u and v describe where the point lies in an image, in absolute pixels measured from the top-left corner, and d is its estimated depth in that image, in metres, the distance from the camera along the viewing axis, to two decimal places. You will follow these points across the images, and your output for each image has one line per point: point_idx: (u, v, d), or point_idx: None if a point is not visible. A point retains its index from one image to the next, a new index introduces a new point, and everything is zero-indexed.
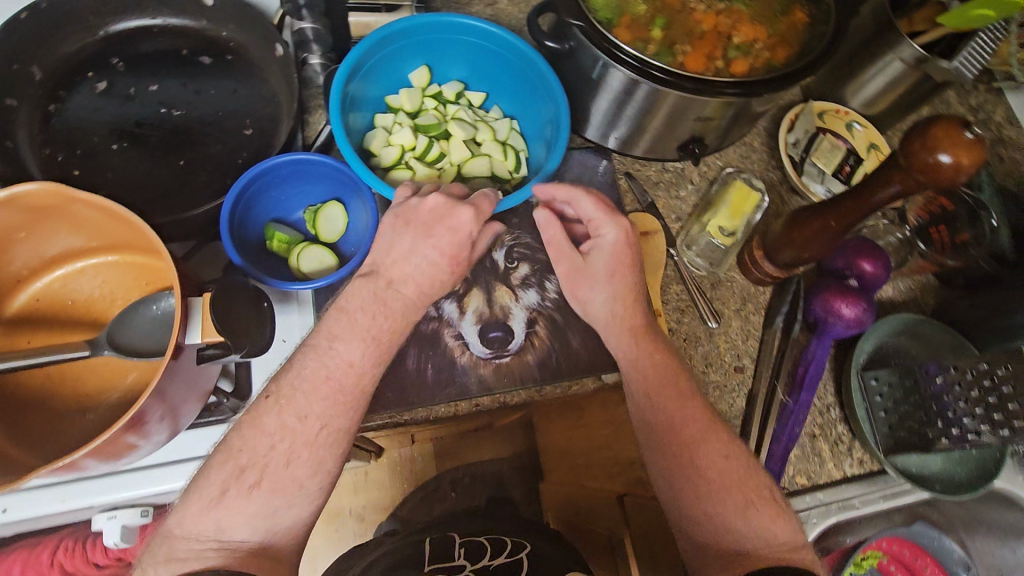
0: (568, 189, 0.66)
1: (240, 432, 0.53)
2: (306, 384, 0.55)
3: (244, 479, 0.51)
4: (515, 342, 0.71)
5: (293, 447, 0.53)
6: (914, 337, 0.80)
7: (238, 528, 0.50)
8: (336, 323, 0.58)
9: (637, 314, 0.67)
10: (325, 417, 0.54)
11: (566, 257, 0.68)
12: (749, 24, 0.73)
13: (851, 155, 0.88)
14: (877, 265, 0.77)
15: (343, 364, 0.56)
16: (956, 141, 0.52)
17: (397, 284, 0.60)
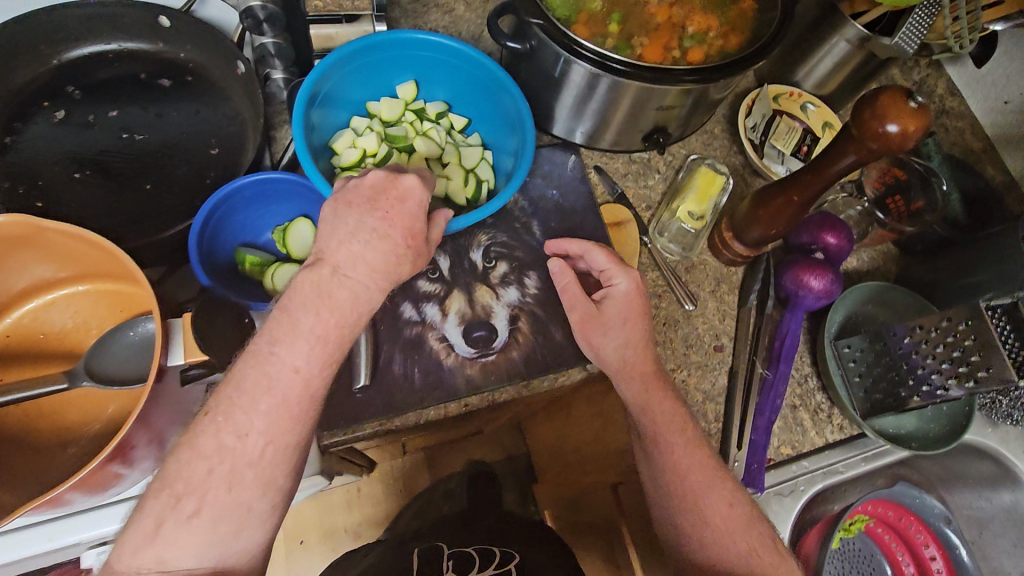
0: (581, 245, 0.70)
1: (178, 456, 0.50)
2: (245, 398, 0.51)
3: (182, 508, 0.49)
4: (500, 339, 0.72)
5: (234, 468, 0.50)
6: (881, 305, 0.83)
7: (185, 558, 0.48)
8: (277, 328, 0.54)
9: (648, 361, 0.69)
10: (267, 433, 0.51)
11: (581, 305, 0.68)
12: (701, 14, 0.75)
13: (807, 134, 0.92)
14: (841, 239, 0.81)
15: (289, 372, 0.52)
16: (901, 108, 0.55)
17: (344, 269, 0.56)
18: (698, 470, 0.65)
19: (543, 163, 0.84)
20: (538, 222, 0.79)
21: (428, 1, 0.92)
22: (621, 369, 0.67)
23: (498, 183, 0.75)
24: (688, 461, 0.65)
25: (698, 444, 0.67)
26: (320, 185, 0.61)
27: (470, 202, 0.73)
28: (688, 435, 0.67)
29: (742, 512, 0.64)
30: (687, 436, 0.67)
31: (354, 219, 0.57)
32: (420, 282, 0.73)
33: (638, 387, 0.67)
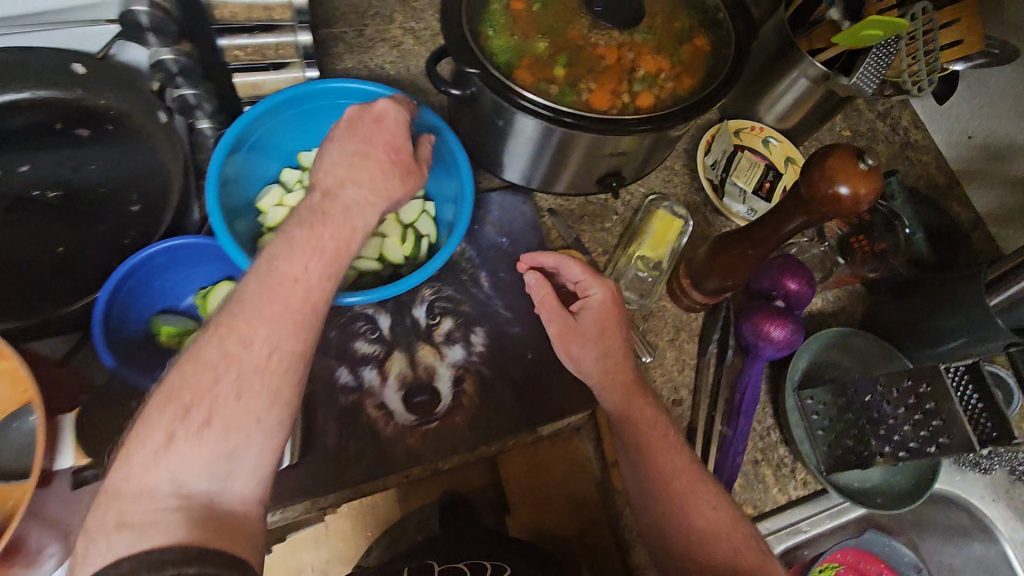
0: (556, 258, 0.70)
1: (178, 372, 0.47)
2: (248, 306, 0.49)
3: (191, 418, 0.46)
4: (443, 404, 0.68)
5: (240, 375, 0.48)
6: (845, 349, 0.80)
7: (196, 477, 0.45)
8: (276, 245, 0.53)
9: (627, 369, 0.67)
10: (272, 342, 0.49)
11: (558, 318, 0.68)
12: (652, 55, 0.72)
13: (769, 170, 0.88)
14: (802, 283, 0.77)
15: (289, 280, 0.51)
16: (852, 170, 0.52)
17: (334, 192, 0.56)
18: (683, 474, 0.61)
19: (493, 208, 0.80)
20: (486, 273, 0.76)
21: (373, 35, 0.87)
22: (599, 378, 0.67)
23: (440, 237, 0.72)
24: (665, 461, 0.62)
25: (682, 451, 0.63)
26: (233, 254, 0.57)
27: (408, 259, 0.70)
28: (670, 439, 0.64)
29: (727, 513, 0.60)
30: (668, 439, 0.64)
31: (334, 149, 0.58)
32: (358, 343, 0.68)
33: (617, 397, 0.65)
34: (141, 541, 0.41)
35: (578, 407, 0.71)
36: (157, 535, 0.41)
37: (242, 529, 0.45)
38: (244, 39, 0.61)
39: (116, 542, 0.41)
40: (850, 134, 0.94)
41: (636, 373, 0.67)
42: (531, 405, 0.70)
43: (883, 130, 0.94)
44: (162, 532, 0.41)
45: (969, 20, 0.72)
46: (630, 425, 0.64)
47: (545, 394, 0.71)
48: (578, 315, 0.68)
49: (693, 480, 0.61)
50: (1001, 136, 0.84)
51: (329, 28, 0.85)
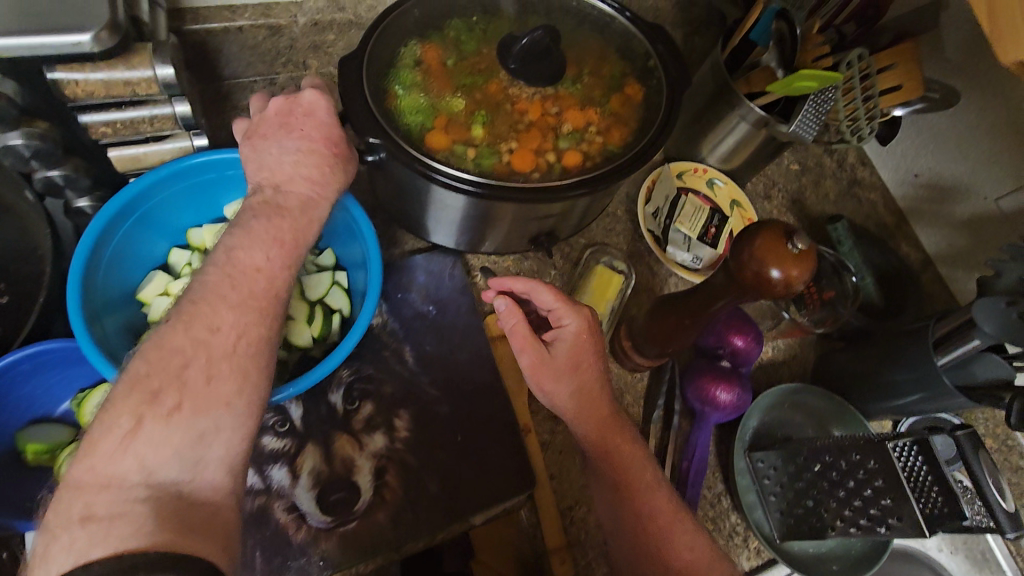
0: (526, 283, 0.63)
1: (142, 358, 0.43)
2: (213, 293, 0.47)
3: (160, 404, 0.42)
4: (362, 501, 0.62)
5: (210, 360, 0.44)
6: (796, 407, 0.77)
7: (168, 466, 0.41)
8: (230, 238, 0.51)
9: (603, 404, 0.62)
10: (241, 327, 0.47)
11: (536, 348, 0.61)
12: (578, 109, 0.67)
13: (715, 215, 0.84)
14: (748, 340, 0.74)
15: (249, 270, 0.50)
16: (782, 253, 0.48)
17: (283, 187, 0.56)
18: (660, 514, 0.59)
19: (418, 272, 0.74)
20: (410, 346, 0.70)
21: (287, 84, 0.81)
22: (574, 412, 0.62)
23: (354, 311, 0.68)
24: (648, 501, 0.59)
25: (658, 488, 0.60)
26: (100, 366, 0.50)
27: (318, 339, 0.66)
28: (649, 478, 0.60)
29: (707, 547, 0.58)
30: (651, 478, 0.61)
31: (274, 146, 0.57)
32: (266, 438, 0.63)
33: (595, 430, 0.61)
34: (108, 539, 0.37)
35: (515, 489, 0.66)
36: (126, 531, 0.37)
37: (219, 520, 0.41)
38: (111, 113, 0.53)
39: (82, 540, 0.37)
40: (797, 169, 0.91)
41: (614, 407, 0.63)
42: (460, 494, 0.64)
43: (830, 167, 0.92)
44: (131, 528, 0.37)
45: (906, 66, 0.69)
46: (610, 466, 0.61)
47: (476, 478, 0.65)
48: (553, 348, 0.63)
49: (673, 514, 0.59)
50: (945, 177, 0.82)
51: (236, 77, 0.79)
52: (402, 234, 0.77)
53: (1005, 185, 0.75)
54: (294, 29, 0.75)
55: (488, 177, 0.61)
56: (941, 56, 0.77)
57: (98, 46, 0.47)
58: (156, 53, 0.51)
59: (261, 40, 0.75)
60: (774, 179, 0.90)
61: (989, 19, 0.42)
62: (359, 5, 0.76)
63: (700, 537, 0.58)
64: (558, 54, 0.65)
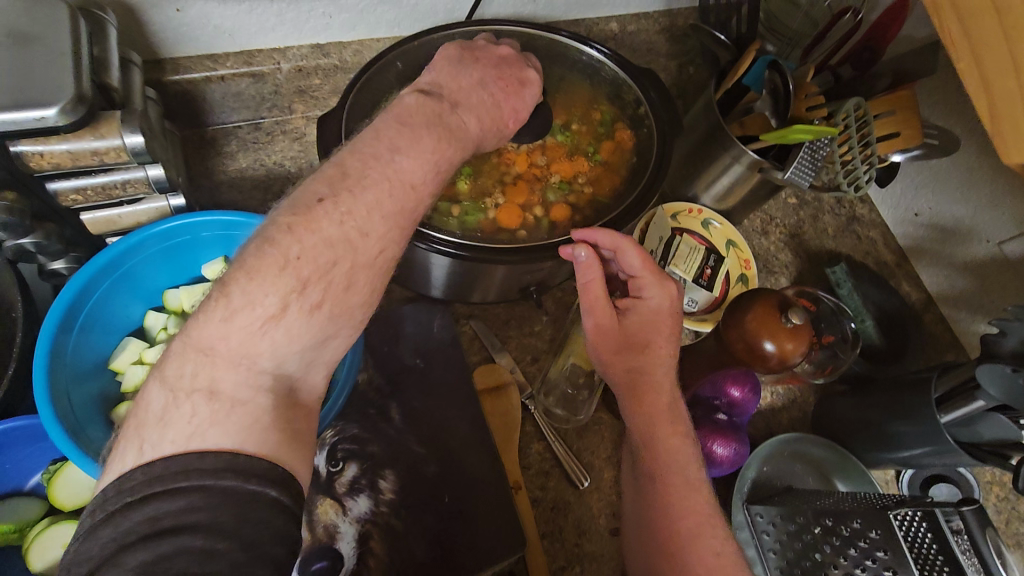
0: (616, 237, 0.59)
1: (291, 231, 0.40)
2: (368, 194, 0.42)
3: (306, 296, 0.40)
4: (346, 569, 0.60)
5: (354, 268, 0.41)
6: (796, 455, 0.75)
7: (291, 358, 0.40)
8: (395, 135, 0.45)
9: (662, 390, 0.60)
10: (386, 240, 0.43)
11: (603, 314, 0.61)
12: (565, 159, 0.67)
13: (711, 255, 0.83)
14: (746, 390, 0.72)
15: (406, 186, 0.44)
16: (775, 327, 0.47)
17: (460, 111, 0.50)
18: (692, 516, 0.56)
19: (405, 321, 0.73)
20: (397, 404, 0.68)
21: (273, 127, 0.78)
22: (628, 390, 0.61)
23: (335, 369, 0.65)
24: (681, 502, 0.57)
25: (700, 487, 0.58)
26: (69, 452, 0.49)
27: None
28: (693, 478, 0.58)
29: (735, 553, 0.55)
30: (690, 478, 0.58)
31: (477, 73, 0.54)
32: None
33: (644, 411, 0.60)
34: (229, 425, 0.36)
35: (505, 553, 0.63)
36: (245, 423, 0.37)
37: (309, 427, 0.41)
38: (82, 180, 0.54)
39: (204, 415, 0.36)
40: (795, 203, 0.90)
41: (672, 396, 0.61)
42: (448, 556, 0.62)
43: (828, 202, 0.90)
44: (250, 420, 0.37)
45: (904, 113, 0.68)
46: (650, 458, 0.59)
47: (464, 541, 0.63)
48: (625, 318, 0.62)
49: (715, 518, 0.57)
50: (946, 217, 0.80)
51: (222, 123, 0.77)
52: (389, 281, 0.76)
53: (1006, 231, 0.73)
54: (278, 75, 0.74)
55: (472, 236, 0.60)
56: (940, 97, 0.76)
57: (64, 119, 0.47)
58: (125, 121, 0.51)
59: (244, 88, 0.73)
60: (772, 214, 0.89)
61: (988, 102, 0.41)
62: (344, 49, 0.75)
63: (731, 546, 0.55)
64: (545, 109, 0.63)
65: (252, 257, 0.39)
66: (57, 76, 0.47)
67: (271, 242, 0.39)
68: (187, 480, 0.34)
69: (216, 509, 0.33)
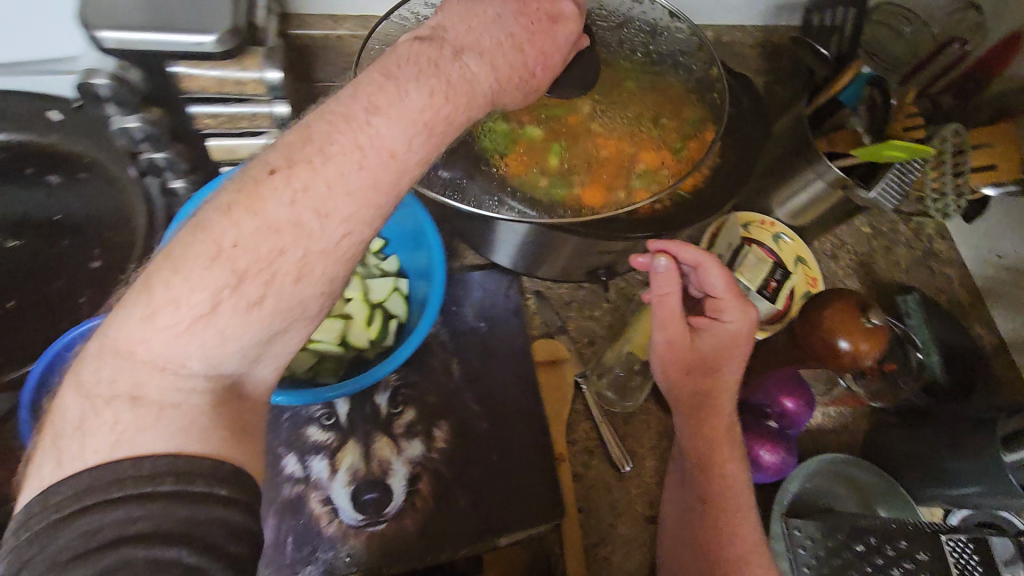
0: (699, 256, 0.63)
1: (228, 214, 0.37)
2: (331, 168, 0.39)
3: (243, 291, 0.37)
4: (394, 505, 0.63)
5: (307, 256, 0.38)
6: (840, 478, 0.74)
7: (227, 357, 0.38)
8: (377, 92, 0.41)
9: (724, 414, 0.64)
10: (352, 221, 0.40)
11: (673, 332, 0.66)
12: (654, 152, 0.68)
13: (777, 269, 0.83)
14: (800, 403, 0.72)
15: (383, 154, 0.41)
16: (852, 325, 0.48)
17: (466, 57, 0.45)
18: (740, 546, 0.59)
19: (475, 287, 0.76)
20: (458, 360, 0.71)
21: None
22: (692, 409, 0.65)
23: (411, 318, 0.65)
24: (731, 529, 0.60)
25: (746, 517, 0.61)
26: None
27: (374, 340, 0.63)
28: (742, 506, 0.61)
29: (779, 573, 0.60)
30: (739, 505, 0.61)
31: (497, 7, 0.47)
32: (311, 429, 0.64)
33: (703, 436, 0.64)
34: (159, 426, 0.35)
35: (542, 518, 0.66)
36: (178, 426, 0.36)
37: (252, 424, 0.40)
38: (219, 107, 0.60)
39: (128, 421, 0.35)
40: (869, 233, 0.89)
41: (731, 421, 0.65)
42: (489, 511, 0.65)
43: (905, 234, 0.89)
44: (185, 422, 0.36)
45: (1005, 147, 0.68)
46: (701, 476, 0.63)
47: (506, 500, 0.66)
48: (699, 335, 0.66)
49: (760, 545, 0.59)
50: None
51: (329, 81, 0.82)
52: (463, 247, 0.79)
53: None
54: None
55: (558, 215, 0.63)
56: None
57: (218, 46, 0.52)
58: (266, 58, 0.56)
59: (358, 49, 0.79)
60: (844, 240, 0.89)
61: None
62: None
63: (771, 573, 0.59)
64: (589, 55, 0.59)
65: (179, 246, 0.37)
66: (217, 7, 0.52)
67: (200, 227, 0.37)
68: (120, 490, 0.33)
69: (158, 516, 0.33)
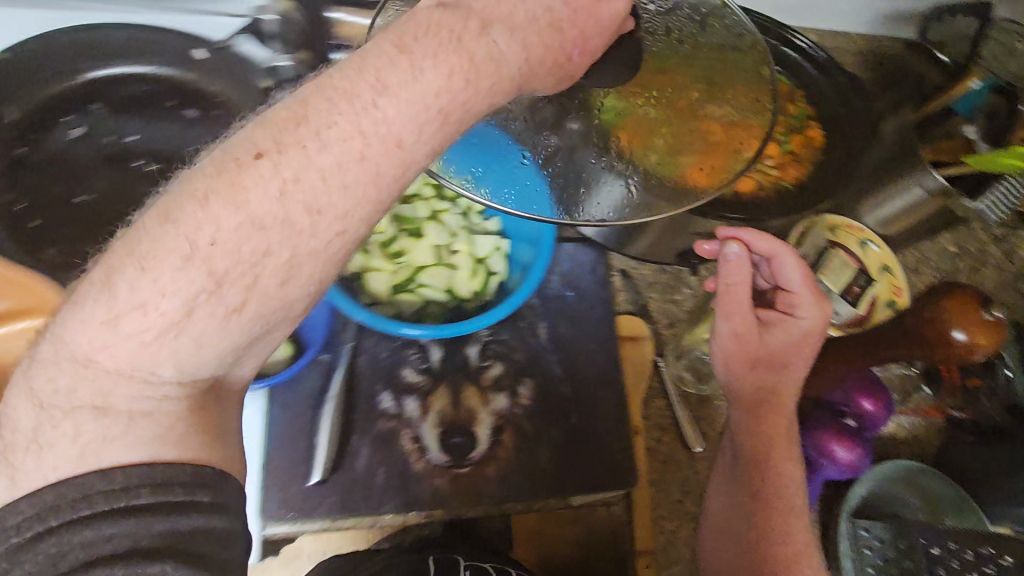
0: (780, 248, 0.62)
1: (206, 201, 0.32)
2: (329, 155, 0.33)
3: (220, 297, 0.32)
4: (478, 452, 0.66)
5: (297, 256, 0.33)
6: (907, 484, 0.74)
7: (199, 365, 0.33)
8: (384, 65, 0.35)
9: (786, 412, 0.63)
10: (348, 219, 0.35)
11: (741, 322, 0.65)
12: (761, 141, 0.73)
13: (861, 277, 0.74)
14: (879, 407, 0.73)
15: (390, 143, 0.35)
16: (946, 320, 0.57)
17: (494, 34, 0.39)
18: (792, 543, 0.58)
19: (563, 260, 0.77)
20: (545, 325, 0.74)
21: None
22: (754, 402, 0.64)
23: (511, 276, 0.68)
24: (784, 526, 0.58)
25: (800, 516, 0.59)
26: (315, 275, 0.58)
27: (476, 294, 0.66)
28: (796, 505, 0.60)
29: None
30: (796, 504, 0.60)
31: None
32: (406, 371, 0.68)
33: (761, 431, 0.63)
34: (126, 439, 0.32)
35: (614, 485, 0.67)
36: (148, 439, 0.32)
37: (230, 432, 0.36)
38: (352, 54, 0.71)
39: (93, 434, 0.32)
40: (955, 251, 0.88)
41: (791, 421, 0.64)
42: (567, 471, 0.67)
43: (993, 256, 0.89)
44: (155, 434, 0.32)
45: None
46: (756, 472, 0.61)
47: (584, 463, 0.68)
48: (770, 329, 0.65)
49: (811, 548, 0.57)
50: None
51: None
52: None
53: None
54: None
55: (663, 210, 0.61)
56: None
57: None
58: None
59: None
60: (927, 256, 0.88)
61: None
62: None
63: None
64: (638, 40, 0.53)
65: (148, 240, 0.32)
66: None
67: (171, 218, 0.32)
68: (90, 507, 0.31)
69: (138, 533, 0.30)
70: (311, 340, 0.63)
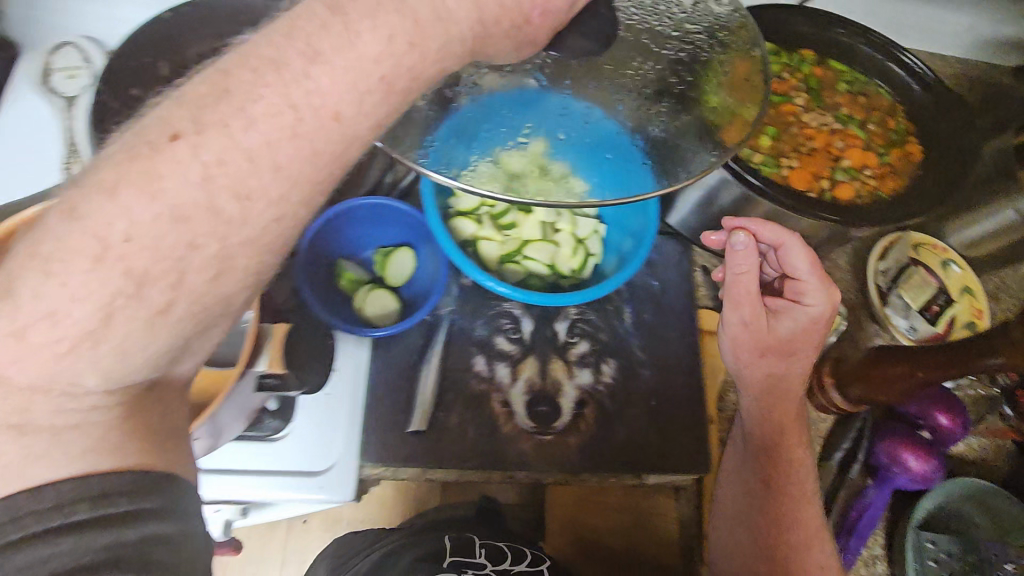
0: (781, 234, 0.62)
1: (110, 192, 0.28)
2: (256, 136, 0.30)
3: (145, 297, 0.29)
4: (562, 422, 0.69)
5: (227, 245, 0.30)
6: (971, 498, 0.73)
7: (126, 370, 0.31)
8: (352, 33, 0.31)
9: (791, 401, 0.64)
10: (284, 203, 0.32)
11: (748, 310, 0.64)
12: (861, 150, 0.74)
13: (941, 294, 0.82)
14: (954, 420, 0.72)
15: (324, 115, 0.31)
16: None
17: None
18: (804, 528, 0.59)
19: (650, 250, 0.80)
20: (630, 310, 0.77)
21: None
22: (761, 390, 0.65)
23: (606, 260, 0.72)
24: (797, 513, 0.59)
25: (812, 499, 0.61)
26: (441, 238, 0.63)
27: (575, 272, 0.69)
28: (807, 490, 0.61)
29: None
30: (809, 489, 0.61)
31: None
32: (499, 338, 0.72)
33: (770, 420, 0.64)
34: (38, 461, 0.28)
35: (687, 469, 0.70)
36: (74, 453, 0.29)
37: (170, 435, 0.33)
38: None
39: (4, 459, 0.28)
40: None
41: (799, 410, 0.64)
42: (645, 451, 0.70)
43: None
44: (83, 447, 0.29)
45: None
46: (768, 461, 0.62)
47: (661, 444, 0.70)
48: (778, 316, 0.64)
49: (823, 531, 0.59)
50: None
51: None
52: None
53: None
54: None
55: None
56: None
57: None
58: None
59: None
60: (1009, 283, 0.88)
61: None
62: None
63: (834, 561, 0.58)
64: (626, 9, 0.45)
65: (51, 241, 0.28)
66: None
67: (76, 213, 0.28)
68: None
69: (74, 552, 0.27)
70: (422, 298, 0.69)
